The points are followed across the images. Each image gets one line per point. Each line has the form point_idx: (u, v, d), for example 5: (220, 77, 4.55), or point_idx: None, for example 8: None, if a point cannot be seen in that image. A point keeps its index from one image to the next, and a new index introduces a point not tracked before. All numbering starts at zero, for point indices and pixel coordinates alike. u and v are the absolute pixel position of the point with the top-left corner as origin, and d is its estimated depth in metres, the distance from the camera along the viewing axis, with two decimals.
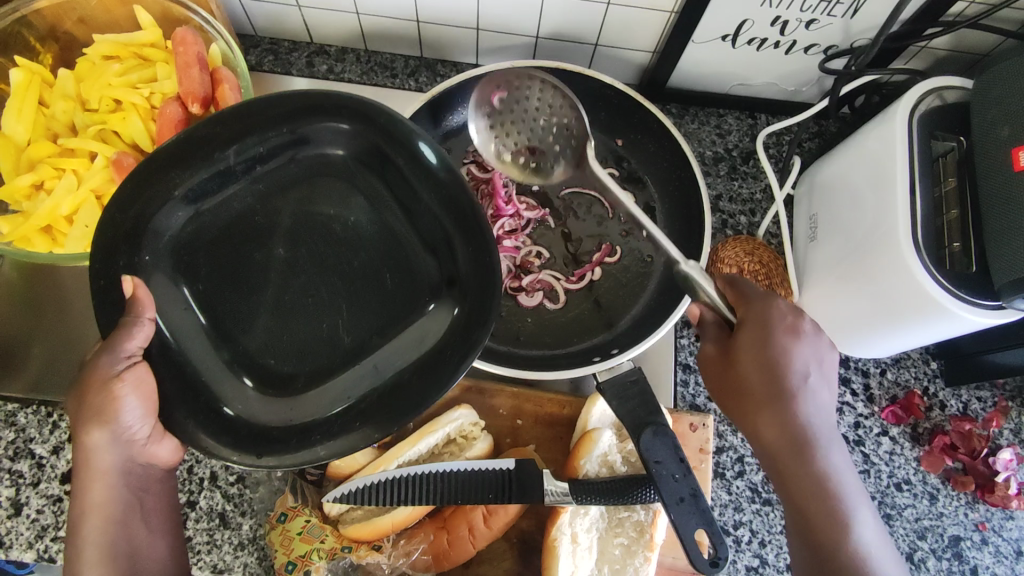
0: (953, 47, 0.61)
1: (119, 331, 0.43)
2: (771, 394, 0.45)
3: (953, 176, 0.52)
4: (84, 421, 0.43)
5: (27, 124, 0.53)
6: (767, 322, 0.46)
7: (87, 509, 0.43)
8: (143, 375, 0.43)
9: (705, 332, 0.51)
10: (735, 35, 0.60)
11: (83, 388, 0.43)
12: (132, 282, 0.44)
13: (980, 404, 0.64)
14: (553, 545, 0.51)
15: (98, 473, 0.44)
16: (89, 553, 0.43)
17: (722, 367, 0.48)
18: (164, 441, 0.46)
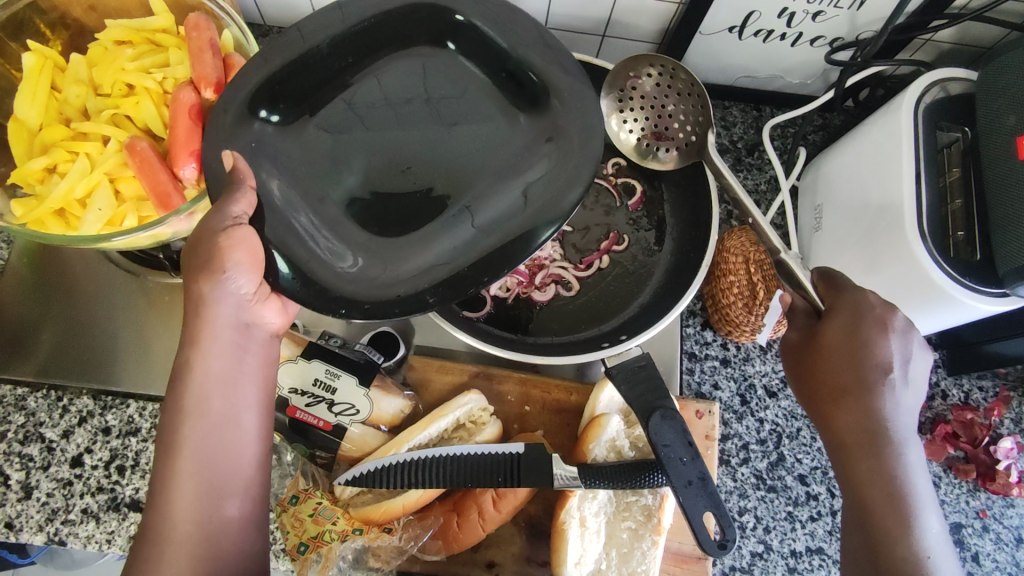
0: (958, 41, 0.62)
1: (225, 193, 0.43)
2: (850, 393, 0.45)
3: (956, 166, 0.53)
4: (195, 271, 0.43)
5: (40, 108, 0.53)
6: (860, 315, 0.46)
7: (191, 362, 0.43)
8: (245, 233, 0.42)
9: (790, 318, 0.50)
10: (742, 27, 0.61)
11: (196, 240, 0.43)
12: (233, 156, 0.45)
13: (981, 393, 0.64)
14: (562, 528, 0.51)
15: (207, 323, 0.43)
16: (188, 402, 0.42)
17: (806, 354, 0.48)
18: (269, 303, 0.46)
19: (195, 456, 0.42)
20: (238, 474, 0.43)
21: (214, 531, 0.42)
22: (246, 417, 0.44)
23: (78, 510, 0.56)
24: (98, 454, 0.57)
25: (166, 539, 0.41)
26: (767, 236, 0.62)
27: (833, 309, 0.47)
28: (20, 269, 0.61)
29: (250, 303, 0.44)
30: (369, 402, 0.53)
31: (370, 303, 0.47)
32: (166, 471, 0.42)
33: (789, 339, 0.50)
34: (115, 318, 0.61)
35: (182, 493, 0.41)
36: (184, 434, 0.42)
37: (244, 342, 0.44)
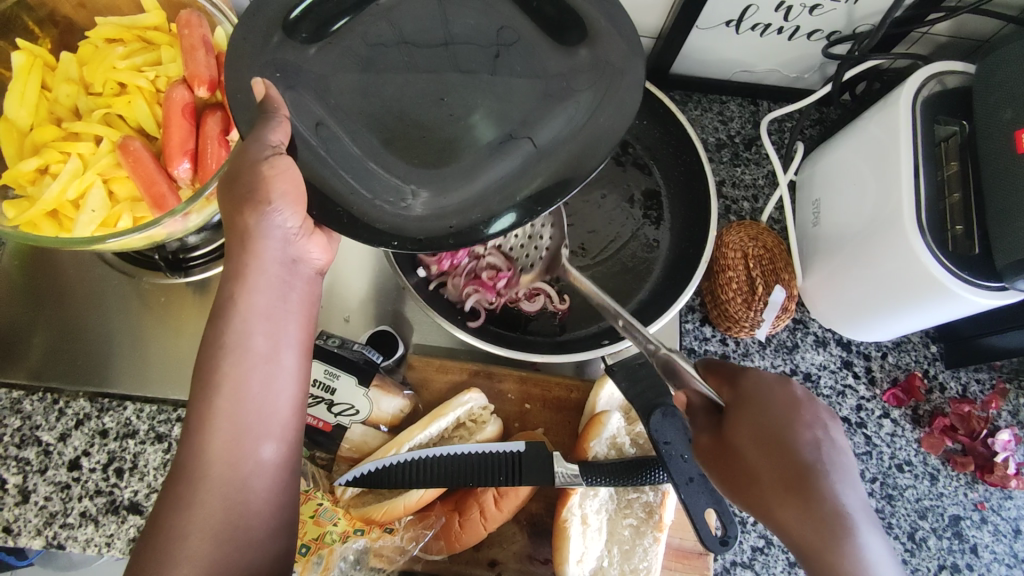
0: (954, 34, 0.62)
1: (260, 125, 0.43)
2: (783, 489, 0.36)
3: (955, 159, 0.53)
4: (240, 202, 0.42)
5: (30, 108, 0.53)
6: (761, 397, 0.39)
7: (234, 295, 0.41)
8: (286, 163, 0.42)
9: (694, 422, 0.42)
10: (739, 21, 0.60)
11: (236, 170, 0.42)
12: (263, 85, 0.46)
13: (978, 386, 0.65)
14: (563, 525, 0.51)
15: (252, 255, 0.41)
16: (229, 336, 0.40)
17: (722, 458, 0.39)
18: (313, 239, 0.45)
19: (234, 393, 0.39)
20: (277, 416, 0.40)
21: (251, 474, 0.38)
22: (287, 356, 0.41)
23: (76, 514, 0.55)
24: (96, 457, 0.57)
25: (199, 479, 0.38)
26: (763, 231, 0.62)
27: (736, 396, 0.40)
28: (13, 271, 0.61)
29: (295, 237, 0.43)
30: (368, 402, 0.53)
31: (424, 236, 0.48)
32: (203, 407, 0.39)
33: (699, 443, 0.41)
34: (111, 319, 0.60)
35: (218, 431, 0.38)
36: (222, 371, 0.39)
37: (290, 278, 0.43)
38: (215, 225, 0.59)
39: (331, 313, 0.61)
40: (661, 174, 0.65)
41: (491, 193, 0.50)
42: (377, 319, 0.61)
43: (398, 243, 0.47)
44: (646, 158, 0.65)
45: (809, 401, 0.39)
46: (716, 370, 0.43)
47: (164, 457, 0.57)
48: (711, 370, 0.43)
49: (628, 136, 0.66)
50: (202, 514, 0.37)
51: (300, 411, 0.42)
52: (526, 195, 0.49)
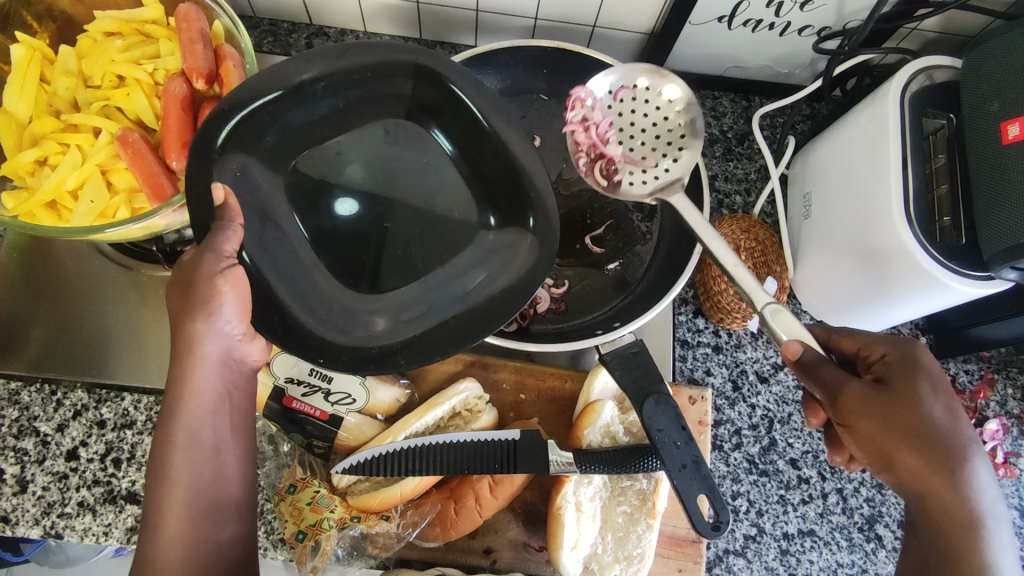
0: (943, 30, 0.63)
1: (212, 233, 0.41)
2: (924, 444, 0.40)
3: (943, 152, 0.55)
4: (190, 309, 0.41)
5: (29, 101, 0.53)
6: (919, 364, 0.42)
7: (181, 394, 0.41)
8: (239, 276, 0.42)
9: (814, 367, 0.44)
10: (731, 16, 0.61)
11: (185, 283, 0.41)
12: (223, 188, 0.43)
13: (967, 376, 0.65)
14: (558, 512, 0.52)
15: (199, 360, 0.41)
16: (180, 436, 0.41)
17: (876, 407, 0.41)
18: (255, 342, 0.44)
19: (189, 486, 0.41)
20: (229, 504, 0.42)
21: (213, 557, 0.41)
22: (235, 447, 0.43)
23: (74, 503, 0.56)
24: (94, 448, 0.57)
25: (158, 566, 0.40)
26: (755, 224, 0.63)
27: (896, 358, 0.43)
28: (9, 263, 0.61)
29: (239, 341, 0.43)
30: (365, 391, 0.54)
31: (348, 356, 0.46)
32: (159, 502, 0.41)
33: (828, 377, 0.43)
34: (108, 311, 0.61)
35: (174, 521, 0.40)
36: (174, 466, 0.41)
37: (235, 376, 0.43)
38: None
39: None
40: None
41: (432, 311, 0.47)
42: None
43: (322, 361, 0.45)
44: None
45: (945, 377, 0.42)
46: (857, 336, 0.47)
47: None
48: (855, 336, 0.47)
49: None
50: None
51: (250, 494, 0.44)
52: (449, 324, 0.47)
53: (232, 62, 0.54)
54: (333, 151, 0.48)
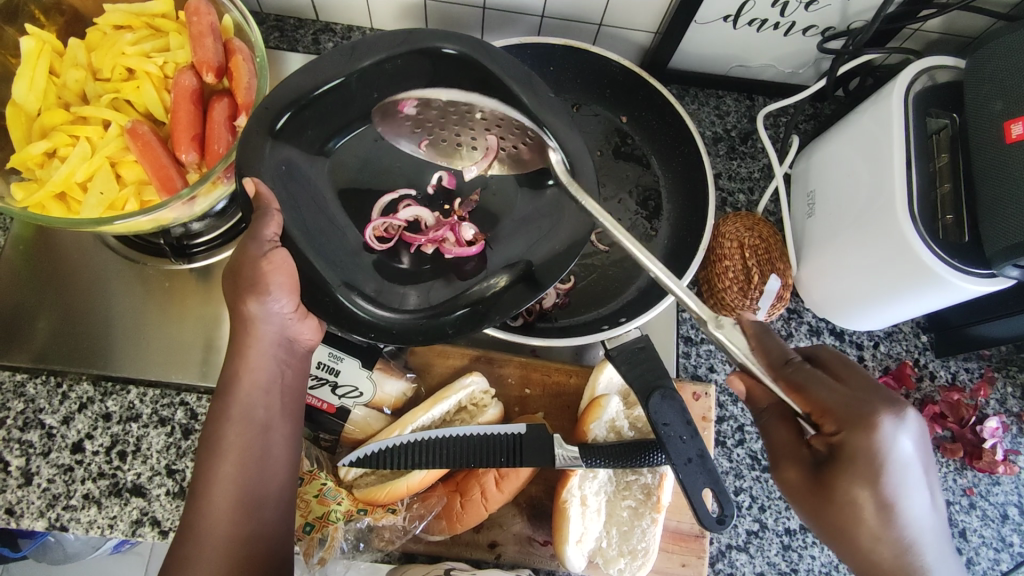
0: (945, 31, 0.63)
1: (255, 220, 0.45)
2: (855, 536, 0.39)
3: (946, 151, 0.55)
4: (242, 289, 0.43)
5: (39, 94, 0.53)
6: (876, 463, 0.38)
7: (238, 371, 0.43)
8: (283, 255, 0.44)
9: (766, 423, 0.44)
10: (736, 16, 0.62)
11: (236, 264, 0.44)
12: (253, 182, 0.46)
13: (968, 374, 0.66)
14: (564, 506, 0.52)
15: (253, 338, 0.43)
16: (233, 410, 0.42)
17: (814, 495, 0.41)
18: (307, 321, 0.46)
19: (237, 459, 0.42)
20: (275, 480, 0.43)
21: (255, 532, 0.41)
22: (282, 425, 0.44)
23: (79, 496, 0.56)
24: (99, 440, 0.57)
25: (204, 537, 0.40)
26: (758, 221, 0.64)
27: (839, 439, 0.39)
28: (14, 256, 0.61)
29: (291, 321, 0.45)
30: (372, 384, 0.54)
31: (396, 329, 0.53)
32: (206, 476, 0.41)
33: (779, 438, 0.43)
34: (113, 303, 0.61)
35: (223, 494, 0.41)
36: (227, 439, 0.42)
37: (286, 357, 0.45)
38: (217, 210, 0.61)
39: None
40: (660, 166, 0.66)
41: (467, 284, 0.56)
42: None
43: (372, 333, 0.51)
44: (644, 151, 0.66)
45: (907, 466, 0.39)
46: (843, 372, 0.42)
47: (167, 440, 0.58)
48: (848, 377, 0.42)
49: (627, 128, 0.67)
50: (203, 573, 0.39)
51: (294, 474, 0.45)
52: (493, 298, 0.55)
53: (242, 56, 0.54)
54: (371, 139, 0.58)
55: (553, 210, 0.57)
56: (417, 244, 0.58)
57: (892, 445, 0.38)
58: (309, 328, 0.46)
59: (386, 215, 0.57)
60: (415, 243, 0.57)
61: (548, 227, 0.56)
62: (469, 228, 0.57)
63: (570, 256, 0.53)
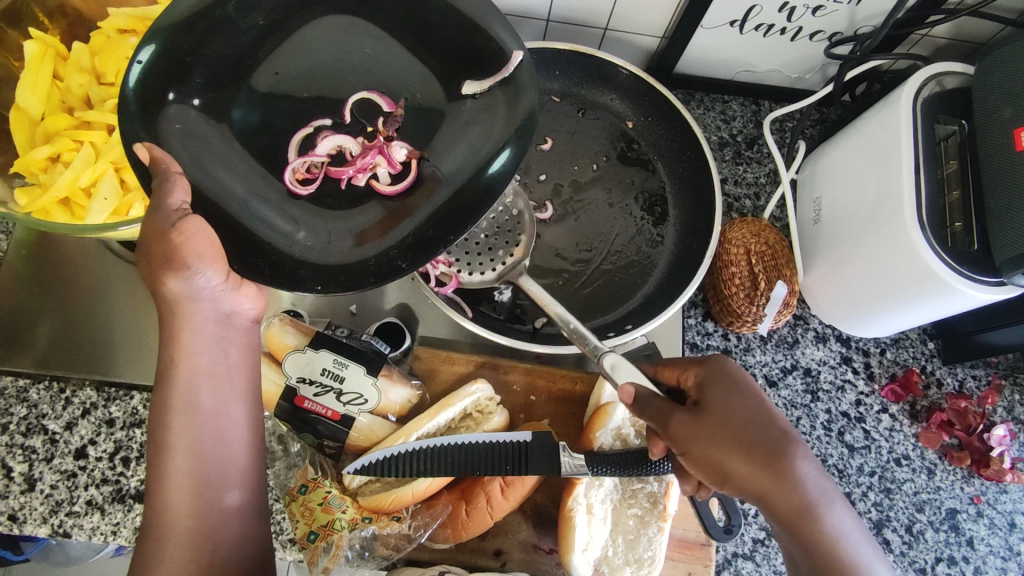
0: (953, 36, 0.63)
1: (158, 188, 0.43)
2: (749, 450, 0.40)
3: (954, 157, 0.54)
4: (159, 271, 0.42)
5: (42, 97, 0.53)
6: (731, 378, 0.43)
7: (174, 358, 0.43)
8: (196, 223, 0.43)
9: (643, 408, 0.44)
10: (743, 21, 0.61)
11: (145, 242, 0.43)
12: (146, 147, 0.45)
13: (974, 382, 0.66)
14: (569, 515, 0.52)
15: (185, 320, 0.43)
16: (175, 399, 0.42)
17: (698, 432, 0.41)
18: (243, 290, 0.46)
19: (187, 450, 0.42)
20: (234, 467, 0.43)
21: (217, 521, 0.42)
22: (234, 406, 0.44)
23: (82, 502, 0.56)
24: (102, 446, 0.57)
25: (164, 532, 0.41)
26: (765, 227, 0.63)
27: (705, 378, 0.44)
28: (18, 260, 0.61)
29: (223, 292, 0.44)
30: (377, 391, 0.53)
31: (345, 273, 0.49)
32: (157, 470, 0.42)
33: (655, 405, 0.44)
34: (117, 309, 0.60)
35: (176, 486, 0.41)
36: (173, 430, 0.42)
37: (226, 332, 0.45)
38: None
39: (337, 305, 0.62)
40: (665, 171, 0.66)
41: (425, 211, 0.52)
42: (384, 312, 0.62)
43: (319, 284, 0.48)
44: (650, 155, 0.66)
45: (750, 382, 0.43)
46: (675, 364, 0.47)
47: None
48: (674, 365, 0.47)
49: (633, 133, 0.67)
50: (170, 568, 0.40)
51: (254, 456, 0.45)
52: (443, 217, 0.51)
53: None
54: (273, 70, 0.54)
55: (488, 106, 0.53)
56: (347, 176, 0.54)
57: (745, 385, 0.43)
58: (245, 297, 0.46)
59: (306, 153, 0.53)
60: (343, 176, 0.54)
61: (485, 127, 0.53)
62: (401, 148, 0.53)
63: (524, 140, 0.51)
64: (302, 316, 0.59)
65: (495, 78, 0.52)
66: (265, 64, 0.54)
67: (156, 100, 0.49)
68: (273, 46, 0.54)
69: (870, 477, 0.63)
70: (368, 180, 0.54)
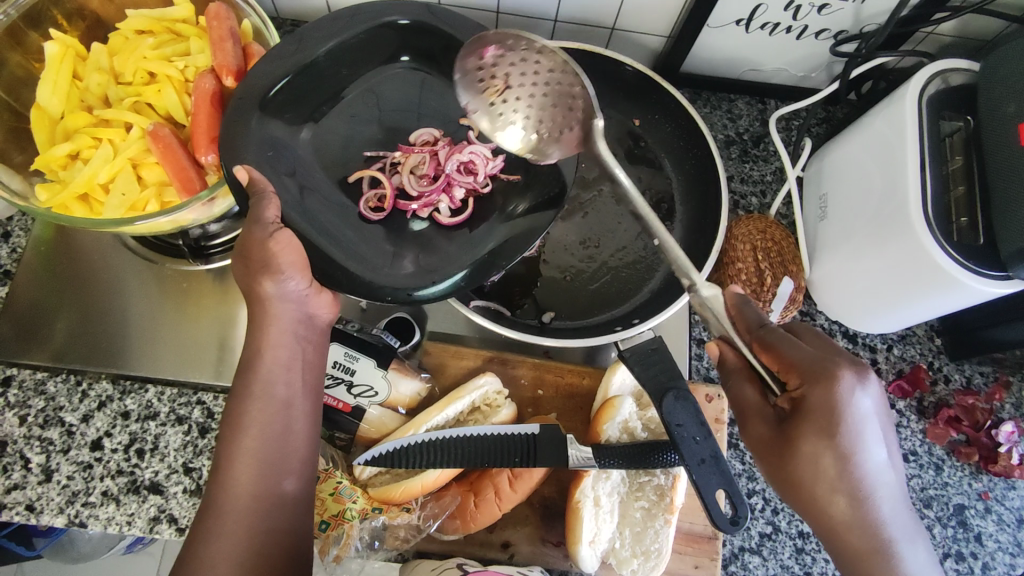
0: (958, 34, 0.63)
1: (252, 206, 0.46)
2: (818, 484, 0.41)
3: (959, 154, 0.55)
4: (256, 271, 0.44)
5: (62, 97, 0.54)
6: (825, 418, 0.40)
7: (259, 348, 0.44)
8: (288, 237, 0.45)
9: (727, 387, 0.47)
10: (749, 19, 0.62)
11: (244, 249, 0.45)
12: (245, 171, 0.48)
13: (982, 378, 0.66)
14: (576, 506, 0.52)
15: (273, 318, 0.45)
16: (255, 386, 0.43)
17: (780, 443, 0.42)
18: (322, 297, 0.47)
19: (259, 435, 0.42)
20: (294, 454, 0.43)
21: (274, 508, 0.42)
22: (303, 400, 0.45)
23: (97, 493, 0.57)
24: (118, 438, 0.58)
25: (227, 511, 0.41)
26: (771, 224, 0.64)
27: (803, 385, 0.41)
28: (36, 256, 0.62)
29: (307, 296, 0.46)
30: (387, 384, 0.54)
31: (412, 288, 0.52)
32: (228, 451, 0.42)
33: (747, 399, 0.45)
34: (133, 304, 0.62)
35: (245, 468, 0.42)
36: (248, 415, 0.43)
37: (304, 331, 0.46)
38: (235, 213, 0.61)
39: (347, 301, 0.63)
40: (672, 168, 0.66)
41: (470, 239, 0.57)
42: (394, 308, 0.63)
43: (391, 295, 0.51)
44: (657, 153, 0.67)
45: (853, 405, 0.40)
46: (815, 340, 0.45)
47: (184, 438, 0.58)
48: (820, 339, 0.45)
49: (639, 130, 0.67)
50: (227, 549, 0.40)
51: (316, 449, 0.45)
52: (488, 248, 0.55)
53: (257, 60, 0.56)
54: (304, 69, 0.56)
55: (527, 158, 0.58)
56: (411, 210, 0.59)
57: (844, 400, 0.40)
58: (324, 303, 0.47)
59: (377, 186, 0.58)
60: (408, 210, 0.59)
61: None
62: (461, 187, 0.58)
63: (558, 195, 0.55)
64: None
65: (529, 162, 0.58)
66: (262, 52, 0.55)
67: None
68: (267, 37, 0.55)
69: None
70: (430, 215, 0.59)
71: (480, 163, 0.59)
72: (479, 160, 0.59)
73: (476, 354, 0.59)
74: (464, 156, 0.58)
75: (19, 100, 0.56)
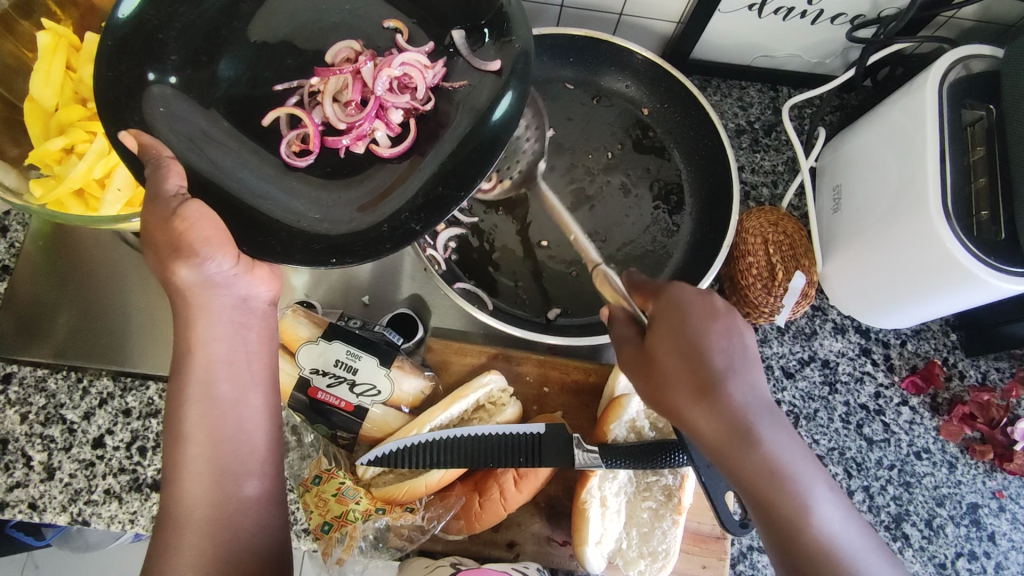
0: (981, 18, 0.61)
1: (152, 176, 0.43)
2: (689, 384, 0.38)
3: (981, 144, 0.53)
4: (168, 258, 0.42)
5: (55, 89, 0.53)
6: (682, 308, 0.41)
7: (190, 348, 0.43)
8: (196, 209, 0.42)
9: (615, 328, 0.45)
10: (762, 4, 0.60)
11: (148, 234, 0.42)
12: (133, 136, 0.45)
13: (998, 374, 0.64)
14: (583, 507, 0.51)
15: (198, 311, 0.43)
16: (193, 391, 0.42)
17: (640, 362, 0.42)
18: (255, 274, 0.46)
19: (206, 440, 0.42)
20: (250, 454, 0.44)
21: (234, 511, 0.42)
22: (254, 396, 0.45)
23: (100, 491, 0.56)
24: (119, 436, 0.58)
25: (182, 523, 0.41)
26: (783, 217, 0.62)
27: (657, 308, 0.42)
28: (35, 251, 0.61)
29: (236, 276, 0.44)
30: (390, 382, 0.53)
31: (362, 243, 0.48)
32: (176, 460, 0.42)
33: (617, 333, 0.44)
34: (133, 301, 0.61)
35: (195, 477, 0.42)
36: (190, 422, 0.42)
37: (243, 318, 0.45)
38: None
39: (350, 296, 0.62)
40: (680, 158, 0.65)
41: (417, 169, 0.50)
42: (397, 303, 0.62)
43: (335, 257, 0.47)
44: (666, 143, 0.65)
45: (718, 302, 0.41)
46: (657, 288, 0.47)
47: None
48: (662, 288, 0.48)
49: (648, 120, 0.66)
50: (189, 555, 0.40)
51: (272, 444, 0.45)
52: (421, 190, 0.49)
53: None
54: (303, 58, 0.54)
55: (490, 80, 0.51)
56: (343, 146, 0.53)
57: (690, 298, 0.42)
58: (259, 281, 0.45)
59: (299, 126, 0.53)
60: (339, 146, 0.53)
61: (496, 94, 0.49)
62: (398, 108, 0.52)
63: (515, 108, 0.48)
64: (315, 307, 0.59)
65: (473, 66, 0.51)
66: (259, 38, 0.53)
67: (138, 80, 0.48)
68: (264, 24, 0.53)
69: (889, 471, 0.62)
70: (366, 146, 0.53)
71: (418, 74, 0.52)
72: (416, 72, 0.52)
73: (479, 351, 0.58)
74: (396, 70, 0.51)
75: (13, 91, 0.54)
